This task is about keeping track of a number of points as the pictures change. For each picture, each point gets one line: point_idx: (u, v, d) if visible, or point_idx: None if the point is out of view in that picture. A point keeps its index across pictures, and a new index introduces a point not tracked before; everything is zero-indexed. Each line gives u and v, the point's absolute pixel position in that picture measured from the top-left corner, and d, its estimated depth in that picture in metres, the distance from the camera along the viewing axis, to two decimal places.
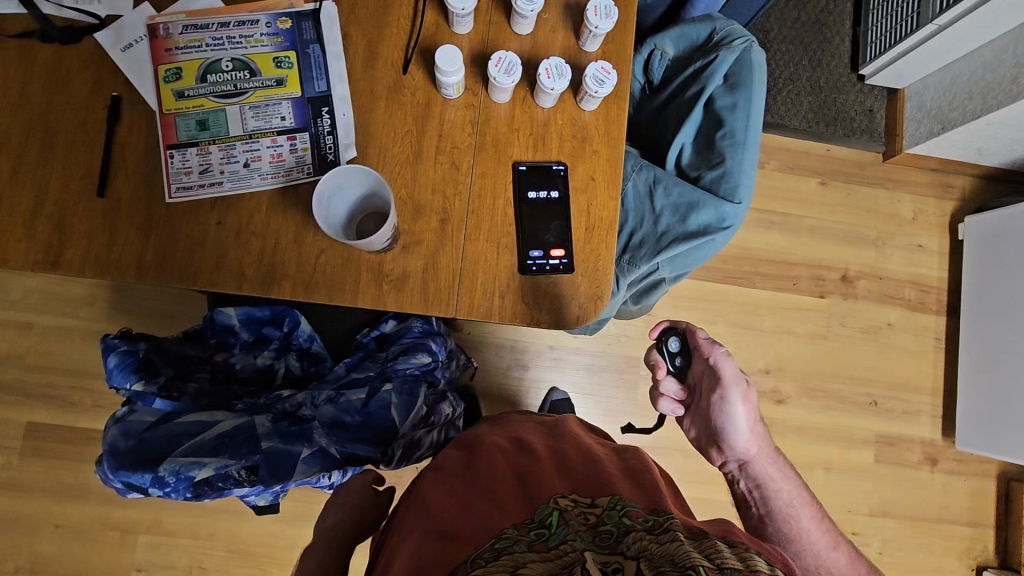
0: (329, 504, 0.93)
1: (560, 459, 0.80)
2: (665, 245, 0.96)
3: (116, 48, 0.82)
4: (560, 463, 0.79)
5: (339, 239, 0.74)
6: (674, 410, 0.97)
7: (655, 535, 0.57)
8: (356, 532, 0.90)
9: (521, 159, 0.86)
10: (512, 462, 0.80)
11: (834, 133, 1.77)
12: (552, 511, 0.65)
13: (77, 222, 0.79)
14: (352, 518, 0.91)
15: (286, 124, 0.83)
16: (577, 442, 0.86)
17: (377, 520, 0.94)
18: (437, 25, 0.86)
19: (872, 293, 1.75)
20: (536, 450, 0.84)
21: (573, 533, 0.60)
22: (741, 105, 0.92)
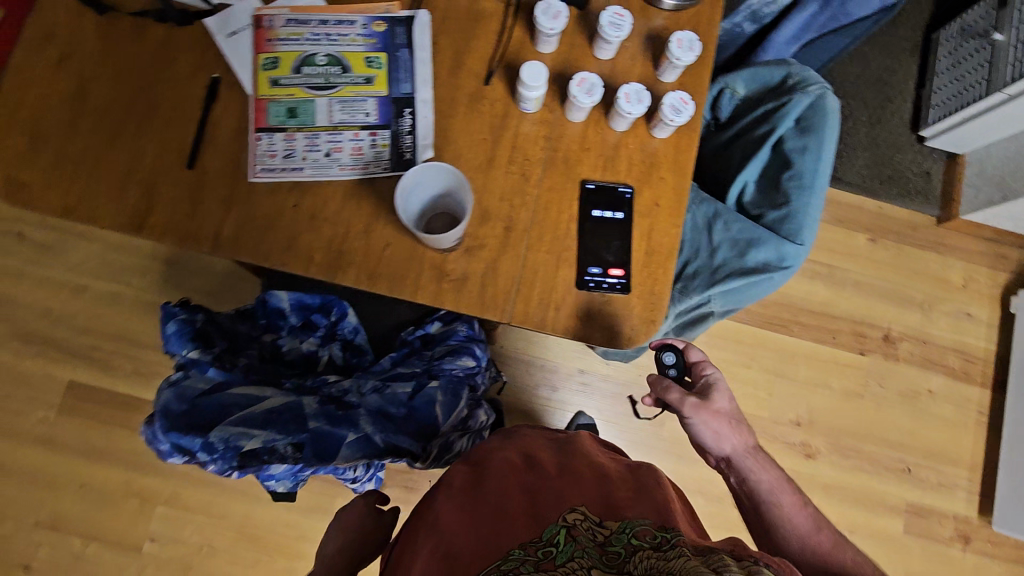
0: (330, 529, 0.96)
1: (570, 471, 0.78)
2: (720, 278, 0.97)
3: (221, 33, 0.87)
4: (570, 475, 0.76)
5: (414, 232, 0.77)
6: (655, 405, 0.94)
7: (662, 553, 0.56)
8: (358, 554, 0.92)
9: (589, 178, 0.87)
10: (520, 478, 0.78)
11: (888, 190, 1.76)
12: (559, 529, 0.64)
13: (166, 190, 0.83)
14: (353, 540, 0.94)
15: (369, 120, 0.86)
16: (589, 454, 0.83)
17: (380, 541, 0.96)
18: (523, 42, 0.90)
19: (915, 357, 1.71)
20: (545, 462, 0.81)
21: (581, 550, 0.59)
22: (812, 148, 0.93)
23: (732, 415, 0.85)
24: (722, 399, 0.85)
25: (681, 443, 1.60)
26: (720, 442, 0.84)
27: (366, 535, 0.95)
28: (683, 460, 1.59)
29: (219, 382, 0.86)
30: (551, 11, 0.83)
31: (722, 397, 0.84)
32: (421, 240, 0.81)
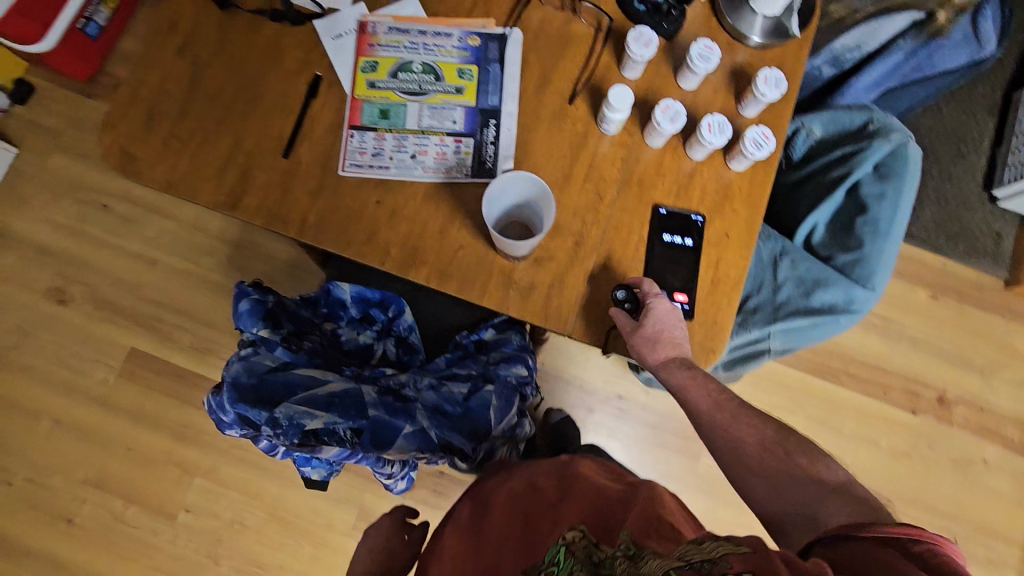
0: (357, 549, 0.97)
1: (567, 492, 0.74)
2: (783, 316, 0.96)
3: (328, 35, 0.92)
4: (567, 496, 0.73)
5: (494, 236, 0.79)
6: None
7: (636, 560, 0.55)
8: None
9: (662, 203, 0.89)
10: (520, 509, 0.76)
11: (954, 248, 1.71)
12: (559, 549, 0.62)
13: (261, 175, 0.88)
14: (381, 567, 0.94)
15: (455, 127, 0.90)
16: (587, 470, 0.78)
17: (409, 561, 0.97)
18: (610, 66, 0.92)
19: (970, 423, 1.63)
20: (543, 488, 0.78)
21: (572, 568, 0.59)
22: (889, 196, 0.93)
23: (669, 331, 0.80)
24: (660, 315, 0.80)
25: (715, 482, 1.57)
26: (652, 360, 0.79)
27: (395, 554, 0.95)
28: (715, 499, 1.56)
29: (286, 362, 0.90)
30: (643, 39, 0.85)
31: (658, 313, 0.79)
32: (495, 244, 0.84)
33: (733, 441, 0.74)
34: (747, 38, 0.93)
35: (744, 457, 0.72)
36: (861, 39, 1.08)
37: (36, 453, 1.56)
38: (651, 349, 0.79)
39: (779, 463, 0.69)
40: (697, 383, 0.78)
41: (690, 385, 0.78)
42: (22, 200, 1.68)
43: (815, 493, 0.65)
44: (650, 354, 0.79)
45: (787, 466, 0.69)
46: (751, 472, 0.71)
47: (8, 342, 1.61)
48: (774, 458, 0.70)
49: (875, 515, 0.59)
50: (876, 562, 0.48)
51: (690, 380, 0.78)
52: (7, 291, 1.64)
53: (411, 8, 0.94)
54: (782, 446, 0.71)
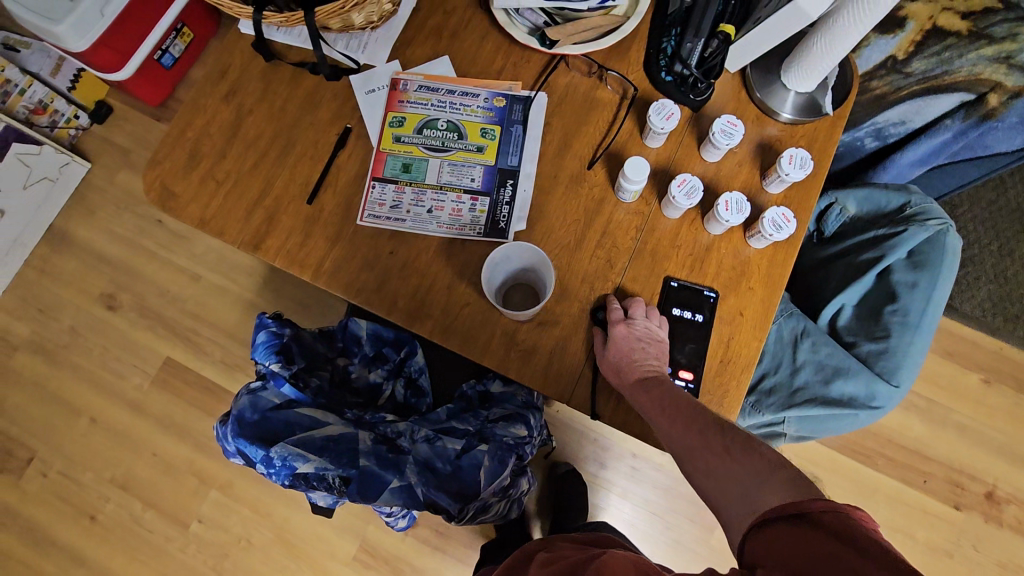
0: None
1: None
2: (799, 402, 0.90)
3: (362, 90, 0.96)
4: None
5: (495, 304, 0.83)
6: None
7: None
8: None
9: (674, 276, 0.87)
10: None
11: (1011, 330, 1.59)
12: None
13: (285, 219, 0.92)
14: None
15: (473, 185, 0.91)
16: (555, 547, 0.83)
17: None
18: (631, 134, 0.92)
19: (1022, 525, 1.49)
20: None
21: None
22: (923, 285, 0.88)
23: (632, 355, 0.78)
24: (619, 339, 0.79)
25: (728, 558, 1.49)
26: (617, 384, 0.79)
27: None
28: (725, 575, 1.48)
29: (290, 399, 0.92)
30: (665, 112, 0.85)
31: (615, 338, 0.79)
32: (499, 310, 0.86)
33: (687, 442, 0.69)
34: (777, 114, 0.91)
35: (699, 457, 0.67)
36: (904, 115, 1.04)
37: (71, 450, 1.65)
38: (613, 373, 0.79)
39: (723, 455, 0.64)
40: (654, 400, 0.74)
41: (648, 405, 0.74)
42: (88, 211, 1.82)
43: (752, 477, 0.60)
44: (614, 377, 0.79)
45: (731, 455, 0.64)
46: (705, 471, 0.66)
47: (61, 340, 1.73)
48: (719, 455, 0.65)
49: (808, 491, 0.55)
50: (820, 552, 0.47)
51: (648, 398, 0.74)
52: (66, 293, 1.76)
53: (443, 67, 0.97)
54: (726, 439, 0.66)
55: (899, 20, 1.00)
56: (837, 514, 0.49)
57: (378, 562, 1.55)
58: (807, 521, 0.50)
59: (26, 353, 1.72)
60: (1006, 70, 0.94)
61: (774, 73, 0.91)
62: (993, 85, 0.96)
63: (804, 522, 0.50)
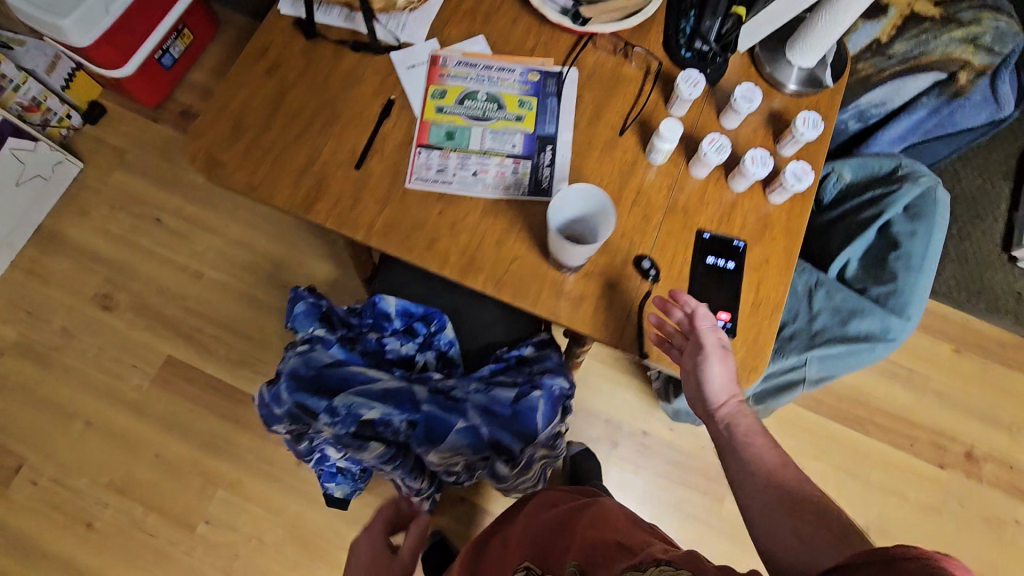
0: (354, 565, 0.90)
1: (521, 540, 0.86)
2: (820, 343, 0.99)
3: (402, 65, 1.01)
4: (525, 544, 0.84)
5: (567, 246, 0.78)
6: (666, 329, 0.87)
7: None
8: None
9: (705, 228, 0.94)
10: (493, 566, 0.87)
11: (975, 304, 1.74)
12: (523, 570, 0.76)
13: (334, 184, 0.95)
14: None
15: (515, 150, 0.97)
16: (550, 497, 0.95)
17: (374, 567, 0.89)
18: (658, 104, 1.00)
19: (1001, 481, 1.61)
20: (510, 542, 0.90)
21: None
22: (921, 234, 0.99)
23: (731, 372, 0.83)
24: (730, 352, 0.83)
25: (735, 532, 1.55)
26: (716, 403, 0.80)
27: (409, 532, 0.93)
28: (735, 544, 1.54)
29: (341, 359, 0.95)
30: (691, 80, 0.93)
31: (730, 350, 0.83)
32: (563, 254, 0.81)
33: (772, 492, 0.70)
34: (784, 86, 1.01)
35: (765, 501, 0.70)
36: (886, 96, 1.17)
37: (65, 455, 1.58)
38: (722, 390, 0.80)
39: (812, 521, 0.65)
40: (763, 439, 0.75)
41: (755, 435, 0.76)
42: (82, 210, 1.77)
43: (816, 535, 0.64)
44: (717, 394, 0.80)
45: (816, 524, 0.65)
46: (761, 512, 0.69)
47: (53, 342, 1.66)
48: (796, 510, 0.67)
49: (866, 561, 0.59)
50: None
51: (758, 432, 0.76)
52: (57, 294, 1.70)
53: (479, 45, 1.04)
54: (818, 508, 0.66)
55: (882, 7, 1.14)
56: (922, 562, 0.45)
57: None
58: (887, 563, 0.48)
59: (13, 356, 1.65)
60: (974, 49, 1.09)
61: (781, 51, 1.01)
62: (963, 64, 1.10)
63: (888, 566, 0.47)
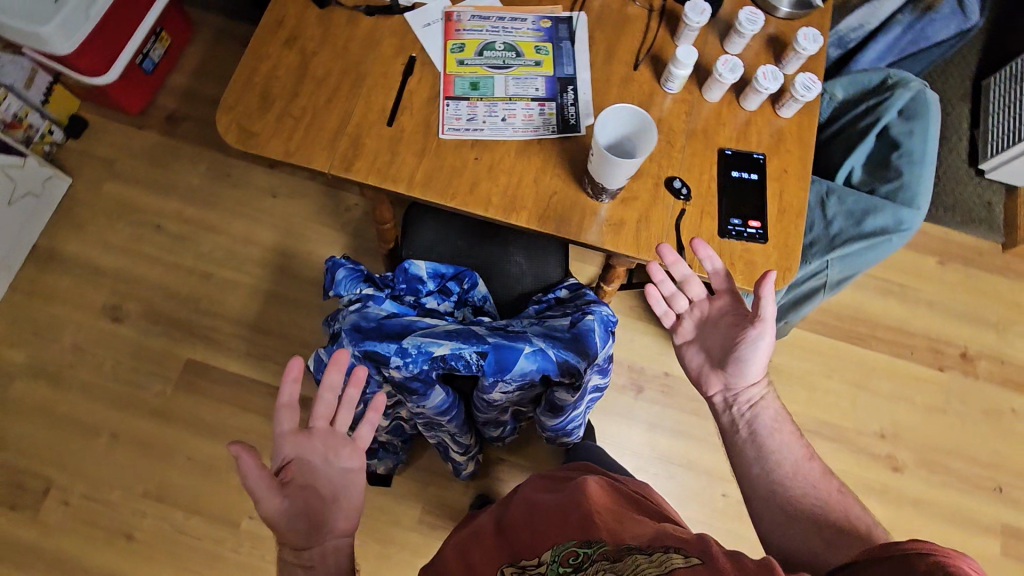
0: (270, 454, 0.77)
1: (510, 528, 0.81)
2: (839, 244, 1.06)
3: (419, 24, 1.05)
4: (514, 532, 0.80)
5: (603, 151, 0.82)
6: (696, 294, 0.91)
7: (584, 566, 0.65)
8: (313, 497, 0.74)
9: (726, 146, 1.01)
10: (468, 556, 0.81)
11: (951, 218, 1.88)
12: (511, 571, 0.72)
13: (369, 142, 0.98)
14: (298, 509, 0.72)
15: (538, 93, 1.01)
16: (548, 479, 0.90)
17: (295, 485, 0.74)
18: (665, 39, 1.06)
19: (995, 376, 1.73)
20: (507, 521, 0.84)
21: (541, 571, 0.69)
22: (919, 131, 1.05)
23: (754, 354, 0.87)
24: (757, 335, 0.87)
25: None
26: (745, 383, 0.84)
27: (325, 387, 0.79)
28: None
29: (394, 313, 0.98)
30: (698, 8, 0.99)
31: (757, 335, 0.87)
32: (600, 168, 0.86)
33: (797, 484, 0.74)
34: (776, 9, 1.08)
35: (777, 490, 0.74)
36: (862, 19, 1.29)
37: (94, 471, 1.54)
38: (755, 370, 0.83)
39: (835, 517, 0.69)
40: (787, 428, 0.80)
41: (779, 425, 0.80)
42: (78, 226, 1.74)
43: (828, 533, 0.68)
44: (751, 373, 0.83)
45: (829, 519, 0.69)
46: (768, 500, 0.74)
47: (65, 361, 1.63)
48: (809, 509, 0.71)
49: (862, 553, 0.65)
50: None
51: (782, 424, 0.80)
52: (63, 312, 1.66)
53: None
54: (840, 506, 0.70)
55: None
56: (936, 562, 0.46)
57: (444, 520, 1.53)
58: (903, 562, 0.48)
59: (26, 380, 1.60)
60: None
61: None
62: None
63: (902, 565, 0.48)
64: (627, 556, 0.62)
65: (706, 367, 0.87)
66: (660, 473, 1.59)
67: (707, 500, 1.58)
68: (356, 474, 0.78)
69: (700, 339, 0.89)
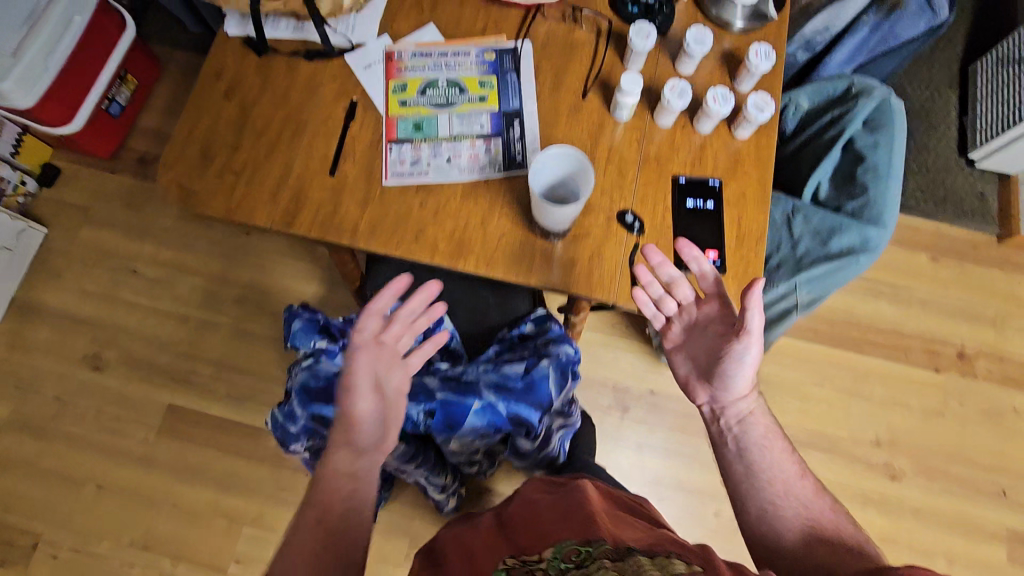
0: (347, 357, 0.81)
1: (503, 528, 0.76)
2: (807, 265, 1.02)
3: (359, 66, 1.02)
4: (507, 532, 0.76)
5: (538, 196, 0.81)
6: (687, 297, 0.88)
7: (584, 566, 0.60)
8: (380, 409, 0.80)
9: (680, 173, 0.97)
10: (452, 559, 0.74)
11: (944, 212, 1.81)
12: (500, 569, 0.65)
13: (311, 193, 0.95)
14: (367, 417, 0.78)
15: (483, 130, 0.98)
16: (538, 486, 0.86)
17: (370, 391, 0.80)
18: (614, 63, 1.02)
19: (994, 374, 1.68)
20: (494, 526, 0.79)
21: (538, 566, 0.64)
22: (884, 142, 1.02)
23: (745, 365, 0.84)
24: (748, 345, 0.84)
25: None
26: (733, 397, 0.80)
27: (404, 312, 0.85)
28: None
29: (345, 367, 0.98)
30: (643, 32, 0.95)
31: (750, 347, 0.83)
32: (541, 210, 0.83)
33: (789, 503, 0.71)
34: (730, 25, 1.04)
35: (770, 504, 0.71)
36: (827, 22, 1.23)
37: (82, 523, 1.55)
38: (744, 386, 0.80)
39: (831, 540, 0.67)
40: (780, 442, 0.77)
41: (769, 440, 0.77)
42: (56, 275, 1.74)
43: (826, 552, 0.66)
44: (739, 388, 0.80)
45: (826, 540, 0.67)
46: (762, 514, 0.71)
47: (49, 413, 1.63)
48: (805, 528, 0.68)
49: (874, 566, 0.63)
50: None
51: (775, 437, 0.77)
52: (44, 364, 1.67)
53: (431, 34, 1.04)
54: (838, 525, 0.68)
55: None
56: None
57: None
58: None
59: (11, 435, 1.61)
60: None
61: None
62: None
63: None
64: (631, 556, 0.59)
65: (693, 376, 0.84)
66: (651, 496, 1.56)
67: (699, 521, 1.54)
68: (404, 397, 0.85)
69: (687, 347, 0.86)
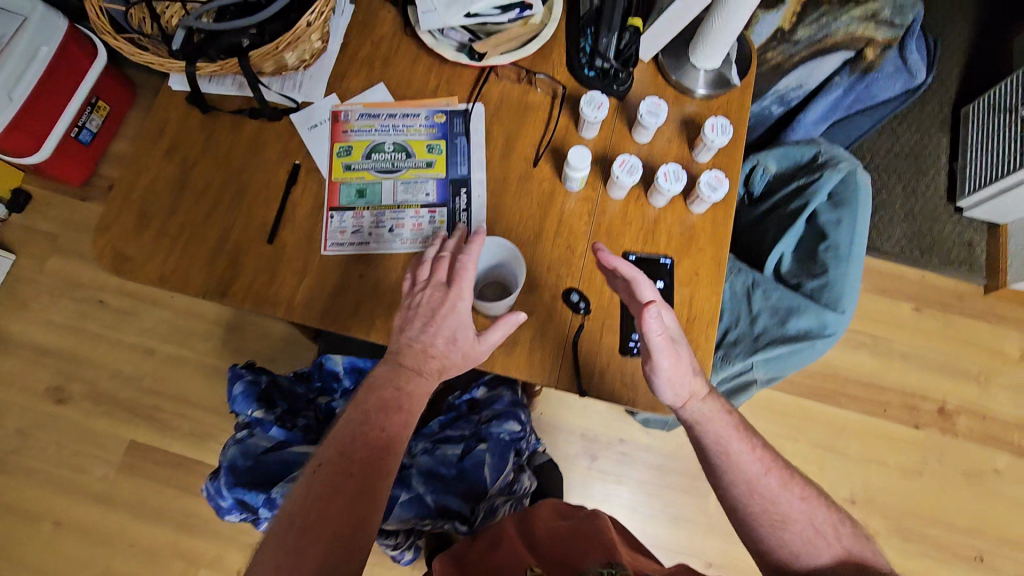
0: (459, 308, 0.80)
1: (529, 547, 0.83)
2: (762, 345, 0.98)
3: (305, 126, 0.99)
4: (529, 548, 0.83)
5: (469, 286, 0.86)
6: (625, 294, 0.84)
7: None
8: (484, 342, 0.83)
9: (631, 250, 0.93)
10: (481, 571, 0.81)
11: (930, 261, 1.76)
12: None
13: (248, 261, 0.92)
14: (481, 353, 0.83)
15: (429, 199, 0.95)
16: (549, 514, 0.93)
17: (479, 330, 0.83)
18: (569, 129, 0.99)
19: (976, 432, 1.63)
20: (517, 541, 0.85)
21: None
22: (846, 220, 0.97)
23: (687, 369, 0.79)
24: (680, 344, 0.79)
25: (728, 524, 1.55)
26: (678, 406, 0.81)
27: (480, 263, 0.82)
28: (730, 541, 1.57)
29: (281, 441, 0.96)
30: (595, 102, 0.91)
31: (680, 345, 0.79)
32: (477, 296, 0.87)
33: (758, 503, 0.78)
34: (692, 91, 0.99)
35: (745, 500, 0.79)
36: (801, 79, 1.19)
37: (38, 560, 1.53)
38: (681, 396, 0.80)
39: (802, 529, 0.77)
40: (741, 438, 0.81)
41: (729, 437, 0.81)
42: (23, 305, 1.72)
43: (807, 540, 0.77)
44: (679, 401, 0.80)
45: (799, 526, 0.77)
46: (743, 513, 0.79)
47: (10, 447, 1.61)
48: (780, 521, 0.78)
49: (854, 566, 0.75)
50: None
51: (735, 433, 0.81)
52: (8, 395, 1.65)
53: (381, 93, 1.01)
54: (809, 515, 0.78)
55: None
56: None
57: None
58: None
59: None
60: (875, 26, 1.11)
61: (683, 57, 1.00)
62: (868, 40, 1.13)
63: None
64: None
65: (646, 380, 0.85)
66: None
67: None
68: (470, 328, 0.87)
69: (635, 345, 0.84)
